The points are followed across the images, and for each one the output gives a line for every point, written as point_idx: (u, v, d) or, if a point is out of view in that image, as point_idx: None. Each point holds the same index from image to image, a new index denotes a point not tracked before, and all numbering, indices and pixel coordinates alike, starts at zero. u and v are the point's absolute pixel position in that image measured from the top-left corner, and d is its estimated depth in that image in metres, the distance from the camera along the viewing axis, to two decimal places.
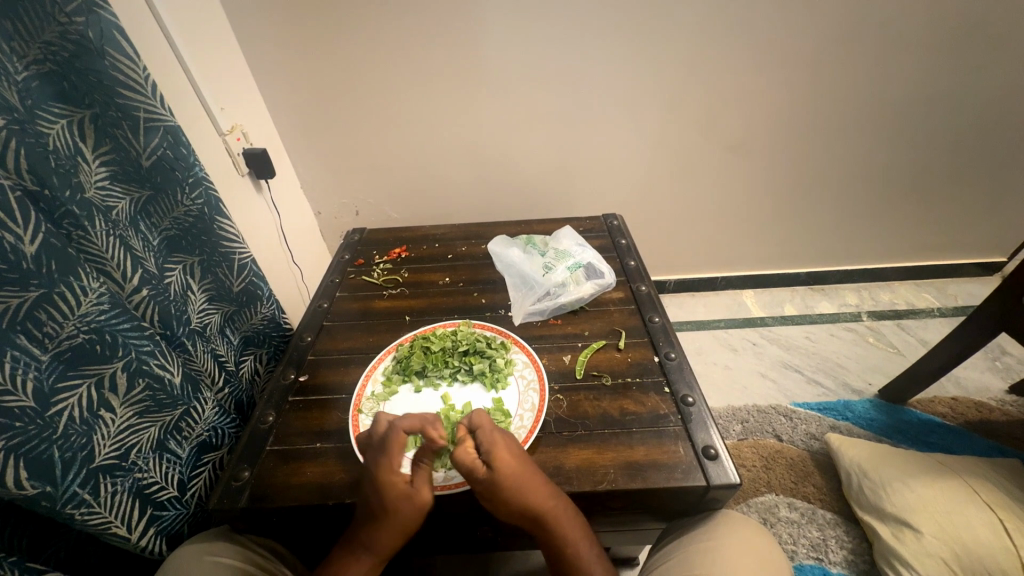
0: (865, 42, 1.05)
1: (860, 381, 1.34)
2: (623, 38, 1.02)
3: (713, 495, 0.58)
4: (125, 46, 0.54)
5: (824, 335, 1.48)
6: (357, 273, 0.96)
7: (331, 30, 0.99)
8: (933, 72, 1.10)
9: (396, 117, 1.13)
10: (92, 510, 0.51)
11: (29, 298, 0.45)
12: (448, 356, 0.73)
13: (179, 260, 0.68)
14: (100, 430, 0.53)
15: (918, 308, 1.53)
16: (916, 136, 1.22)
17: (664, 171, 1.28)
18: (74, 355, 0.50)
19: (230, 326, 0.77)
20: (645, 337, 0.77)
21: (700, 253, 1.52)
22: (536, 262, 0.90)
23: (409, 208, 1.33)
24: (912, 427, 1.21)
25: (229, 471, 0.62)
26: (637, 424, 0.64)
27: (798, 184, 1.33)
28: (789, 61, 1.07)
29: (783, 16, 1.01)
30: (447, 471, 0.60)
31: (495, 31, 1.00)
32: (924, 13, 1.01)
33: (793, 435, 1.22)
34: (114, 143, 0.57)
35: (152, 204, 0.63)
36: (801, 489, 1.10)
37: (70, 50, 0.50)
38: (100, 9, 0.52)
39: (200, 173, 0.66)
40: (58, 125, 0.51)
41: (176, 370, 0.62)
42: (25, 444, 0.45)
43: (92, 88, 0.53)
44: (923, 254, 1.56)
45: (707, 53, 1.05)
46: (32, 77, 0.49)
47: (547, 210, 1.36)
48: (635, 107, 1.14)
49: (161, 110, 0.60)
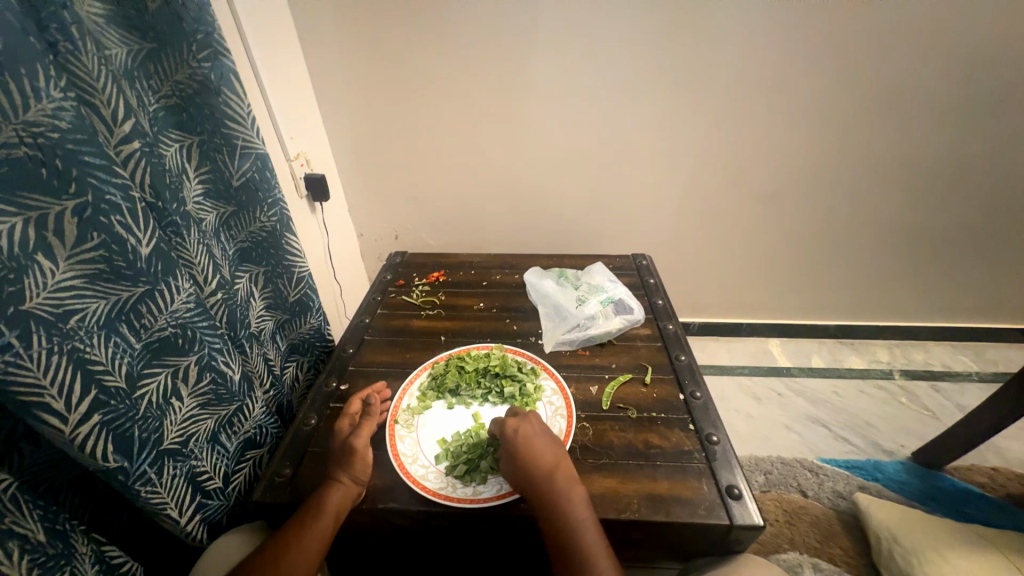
0: (890, 105, 1.10)
1: (891, 441, 1.30)
2: (655, 93, 1.11)
3: (736, 537, 0.59)
4: (236, 86, 0.64)
5: (854, 391, 1.45)
6: (397, 293, 1.02)
7: (393, 75, 1.11)
8: (960, 138, 1.14)
9: (442, 150, 1.23)
10: (155, 489, 0.56)
11: (137, 292, 0.52)
12: (480, 377, 0.77)
13: (248, 269, 0.75)
14: (171, 417, 0.58)
15: (954, 371, 1.49)
16: (947, 198, 1.24)
17: (693, 217, 1.32)
18: (161, 346, 0.56)
19: (281, 333, 0.83)
20: (671, 374, 0.79)
21: (727, 299, 1.54)
22: (570, 294, 0.94)
23: (446, 235, 1.41)
24: (948, 495, 1.16)
25: (273, 468, 0.67)
26: (661, 458, 0.65)
27: (827, 237, 1.34)
28: (814, 120, 1.13)
29: (808, 80, 1.08)
30: (476, 486, 0.62)
31: (540, 79, 1.10)
32: (947, 82, 1.06)
33: (819, 491, 1.18)
34: (213, 165, 0.66)
35: (234, 218, 0.71)
36: (826, 550, 1.07)
37: (194, 88, 0.61)
38: (224, 56, 0.62)
39: (278, 195, 0.75)
40: (173, 148, 0.60)
41: (236, 368, 0.68)
42: (115, 420, 0.50)
43: (205, 119, 0.63)
44: (961, 316, 1.52)
45: (739, 107, 1.12)
46: (160, 108, 0.59)
47: (577, 247, 1.41)
48: (667, 155, 1.21)
49: (254, 139, 0.69)
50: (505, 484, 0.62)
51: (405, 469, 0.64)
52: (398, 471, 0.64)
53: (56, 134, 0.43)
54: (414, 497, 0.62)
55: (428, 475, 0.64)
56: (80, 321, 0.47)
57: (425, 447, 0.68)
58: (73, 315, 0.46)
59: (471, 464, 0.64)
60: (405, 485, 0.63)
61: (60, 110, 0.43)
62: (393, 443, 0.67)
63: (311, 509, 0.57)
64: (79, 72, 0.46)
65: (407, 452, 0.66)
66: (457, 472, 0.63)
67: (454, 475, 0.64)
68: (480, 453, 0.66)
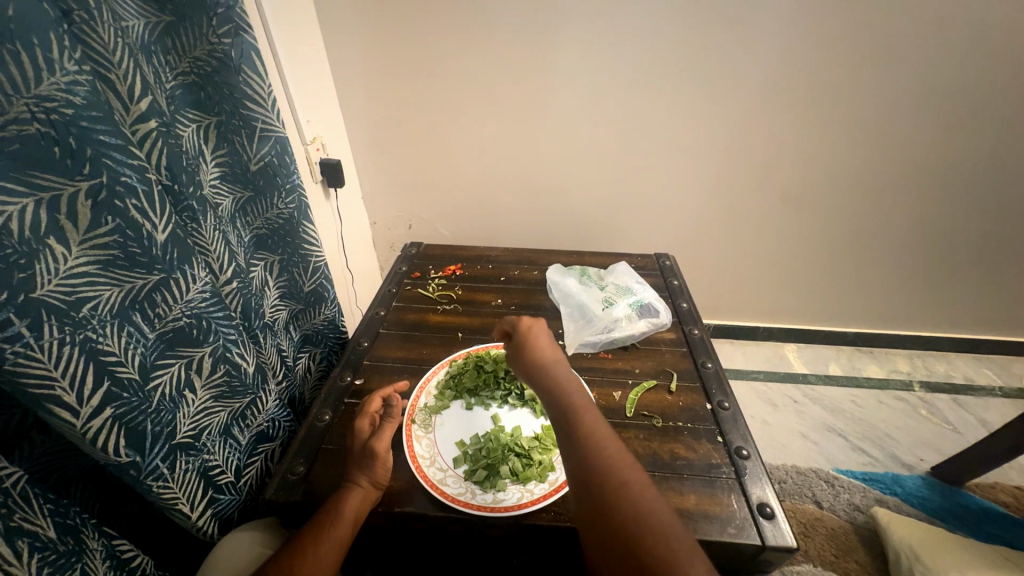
0: (938, 105, 1.04)
1: (910, 455, 1.27)
2: (687, 87, 1.06)
3: (766, 557, 0.56)
4: (257, 64, 0.60)
5: (872, 401, 1.41)
6: (413, 286, 0.99)
7: (414, 59, 1.07)
8: (1009, 142, 1.08)
9: (461, 139, 1.19)
10: (166, 484, 0.54)
11: (151, 280, 0.50)
12: (499, 378, 0.74)
13: (262, 257, 0.72)
14: (183, 409, 0.56)
15: (977, 385, 1.45)
16: (988, 205, 1.19)
17: (716, 216, 1.28)
18: (175, 336, 0.54)
19: (294, 323, 0.81)
20: (697, 381, 0.76)
21: (745, 302, 1.50)
22: (592, 293, 0.91)
23: (460, 226, 1.37)
24: (968, 512, 1.13)
25: (286, 464, 0.65)
26: (688, 470, 0.63)
27: (856, 242, 1.30)
28: (854, 119, 1.08)
29: (851, 77, 1.02)
30: (496, 493, 0.60)
31: (567, 68, 1.05)
32: (1002, 83, 1.00)
33: (835, 503, 1.16)
34: (230, 148, 0.63)
35: (250, 204, 0.68)
36: (841, 563, 1.04)
37: (213, 65, 0.57)
38: (245, 32, 0.58)
39: (296, 181, 0.71)
40: (190, 128, 0.58)
41: (250, 361, 0.65)
42: (128, 414, 0.48)
43: (223, 99, 0.60)
44: (988, 328, 1.47)
45: (775, 104, 1.07)
46: (177, 86, 0.57)
47: (594, 243, 1.38)
48: (696, 152, 1.16)
49: (275, 122, 0.65)
50: (527, 492, 0.60)
51: (422, 472, 0.62)
52: (416, 474, 0.62)
53: (70, 110, 0.40)
54: (432, 502, 0.59)
55: (446, 479, 0.62)
56: (93, 309, 0.44)
57: (442, 449, 0.65)
58: (86, 304, 0.44)
59: (491, 468, 0.62)
60: (423, 489, 0.61)
61: (74, 84, 0.40)
62: (410, 444, 0.65)
63: (329, 511, 0.55)
64: (94, 45, 0.43)
65: (425, 454, 0.64)
66: (476, 478, 0.61)
67: (473, 480, 0.61)
68: (500, 458, 0.63)
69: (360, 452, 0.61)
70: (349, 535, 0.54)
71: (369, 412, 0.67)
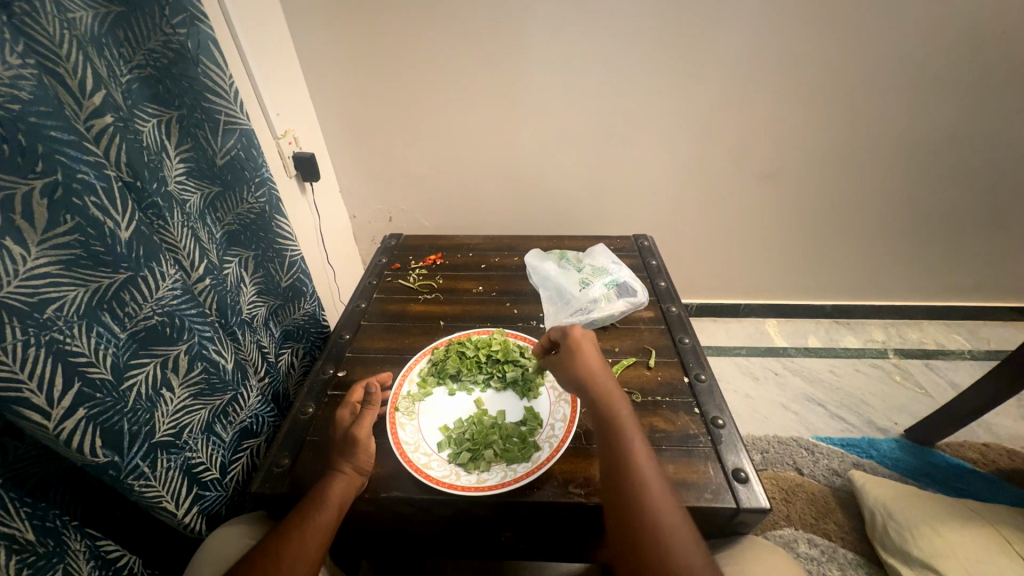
0: (902, 78, 1.06)
1: (885, 419, 1.32)
2: (658, 68, 1.06)
3: (742, 519, 0.59)
4: (216, 55, 0.59)
5: (850, 370, 1.46)
6: (394, 277, 0.99)
7: (383, 48, 1.05)
8: (970, 112, 1.11)
9: (436, 128, 1.18)
10: (148, 482, 0.54)
11: (118, 279, 0.49)
12: (481, 363, 0.75)
13: (236, 253, 0.71)
14: (161, 408, 0.56)
15: (948, 349, 1.50)
16: (953, 174, 1.22)
17: (693, 196, 1.29)
18: (148, 335, 0.53)
19: (273, 320, 0.80)
20: (675, 357, 0.78)
21: (726, 279, 1.52)
22: (572, 276, 0.93)
23: (441, 216, 1.37)
24: (939, 470, 1.18)
25: (272, 457, 0.65)
26: (666, 442, 0.65)
27: (829, 216, 1.33)
28: (823, 95, 1.09)
29: (818, 52, 1.03)
30: (481, 473, 0.61)
31: (539, 52, 1.04)
32: (963, 54, 1.02)
33: (815, 469, 1.20)
34: (194, 142, 0.62)
35: (220, 199, 0.67)
36: (821, 525, 1.09)
37: (169, 57, 0.56)
38: (201, 21, 0.57)
39: (265, 174, 0.70)
40: (150, 124, 0.56)
41: (228, 357, 0.65)
42: (103, 414, 0.48)
43: (183, 92, 0.59)
44: (957, 295, 1.53)
45: (746, 83, 1.08)
46: (133, 80, 0.55)
47: (575, 228, 1.39)
48: (670, 133, 1.17)
49: (239, 115, 0.64)
50: (510, 471, 0.61)
51: (408, 457, 0.63)
52: (400, 460, 0.62)
53: (17, 106, 0.39)
54: (417, 485, 0.60)
55: (431, 463, 0.63)
56: (58, 310, 0.44)
57: (427, 434, 0.66)
58: (50, 305, 0.43)
59: (475, 450, 0.63)
60: (408, 473, 0.62)
61: (19, 79, 0.39)
62: (394, 431, 0.66)
63: (314, 497, 0.56)
64: (40, 39, 0.42)
65: (409, 440, 0.65)
66: (461, 459, 0.62)
67: (458, 462, 0.63)
68: (484, 441, 0.64)
69: (343, 439, 0.61)
70: (332, 518, 0.54)
71: (351, 399, 0.67)
